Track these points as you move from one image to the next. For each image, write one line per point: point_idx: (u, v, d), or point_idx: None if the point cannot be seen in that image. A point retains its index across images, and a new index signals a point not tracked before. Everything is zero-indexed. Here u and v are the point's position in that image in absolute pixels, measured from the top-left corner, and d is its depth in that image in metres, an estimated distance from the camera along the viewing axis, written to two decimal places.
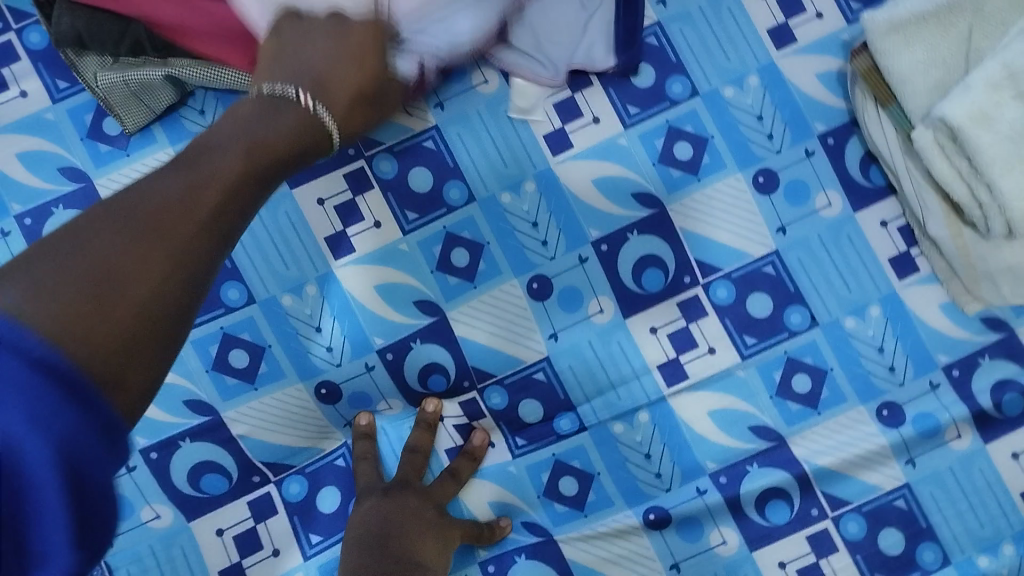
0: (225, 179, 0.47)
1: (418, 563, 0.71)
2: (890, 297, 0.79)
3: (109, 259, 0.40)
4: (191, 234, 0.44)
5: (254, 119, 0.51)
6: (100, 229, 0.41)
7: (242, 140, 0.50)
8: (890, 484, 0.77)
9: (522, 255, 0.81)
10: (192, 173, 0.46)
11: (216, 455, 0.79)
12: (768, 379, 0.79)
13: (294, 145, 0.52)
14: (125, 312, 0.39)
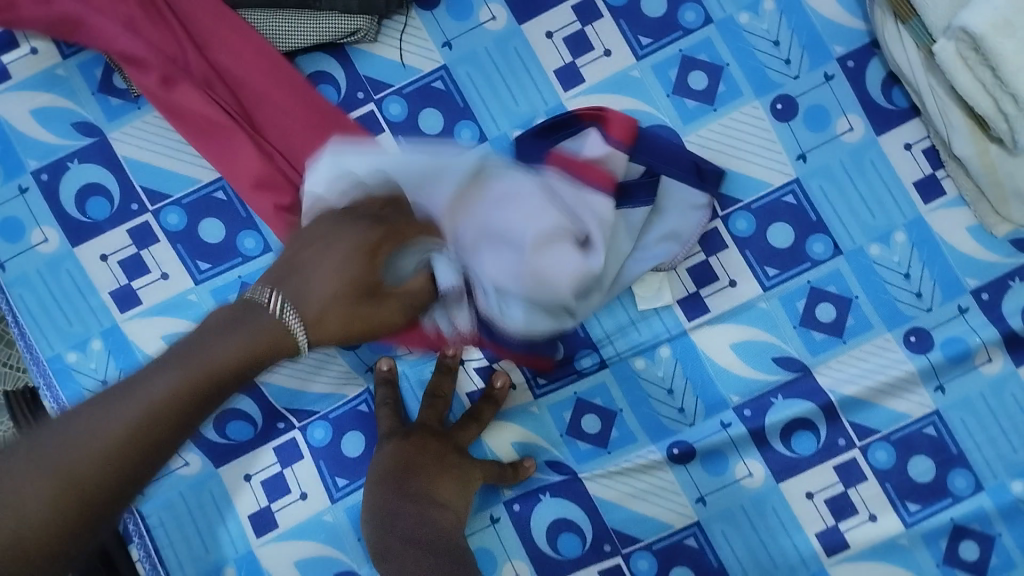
0: (172, 414, 0.52)
1: (437, 501, 0.71)
2: (916, 223, 0.77)
3: (67, 442, 0.49)
4: (118, 453, 0.50)
5: (228, 327, 0.55)
6: (37, 449, 0.49)
7: (193, 351, 0.54)
8: (919, 411, 0.76)
9: None
10: (140, 399, 0.51)
11: (239, 402, 0.80)
12: (792, 310, 0.78)
13: (250, 366, 0.55)
14: (47, 505, 0.48)
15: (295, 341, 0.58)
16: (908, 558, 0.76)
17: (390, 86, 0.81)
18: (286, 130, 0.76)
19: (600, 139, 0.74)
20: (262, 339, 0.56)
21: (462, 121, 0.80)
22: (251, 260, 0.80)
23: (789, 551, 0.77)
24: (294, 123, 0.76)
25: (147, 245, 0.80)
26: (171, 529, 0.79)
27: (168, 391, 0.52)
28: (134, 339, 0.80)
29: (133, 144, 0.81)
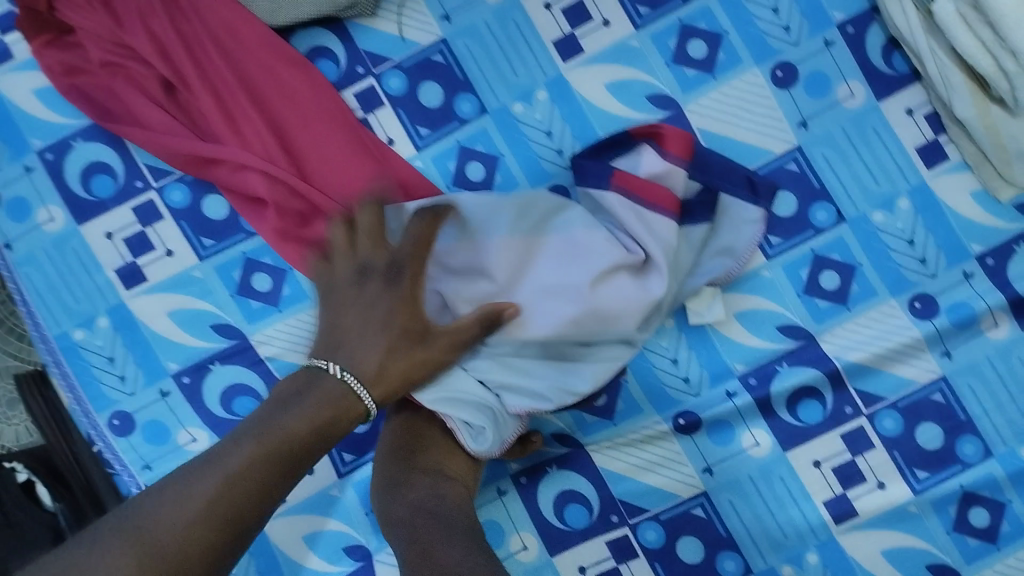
0: (273, 456, 0.57)
1: (442, 472, 0.71)
2: (920, 189, 0.77)
3: (176, 498, 0.54)
4: (196, 530, 0.52)
5: (294, 397, 0.61)
6: (122, 537, 0.51)
7: (269, 424, 0.59)
8: (926, 377, 0.76)
9: (538, 165, 0.80)
10: (234, 455, 0.57)
11: (246, 377, 0.79)
12: (796, 278, 0.78)
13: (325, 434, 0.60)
14: (129, 571, 0.50)
15: (359, 404, 0.63)
16: (917, 526, 0.75)
17: (390, 60, 0.81)
18: (296, 122, 0.78)
19: (656, 155, 0.75)
20: (329, 409, 0.61)
21: (462, 94, 0.81)
22: (254, 236, 0.80)
23: (797, 520, 0.76)
24: (341, 160, 0.79)
25: (151, 223, 0.81)
26: None
27: (248, 457, 0.57)
28: (140, 316, 0.80)
29: None
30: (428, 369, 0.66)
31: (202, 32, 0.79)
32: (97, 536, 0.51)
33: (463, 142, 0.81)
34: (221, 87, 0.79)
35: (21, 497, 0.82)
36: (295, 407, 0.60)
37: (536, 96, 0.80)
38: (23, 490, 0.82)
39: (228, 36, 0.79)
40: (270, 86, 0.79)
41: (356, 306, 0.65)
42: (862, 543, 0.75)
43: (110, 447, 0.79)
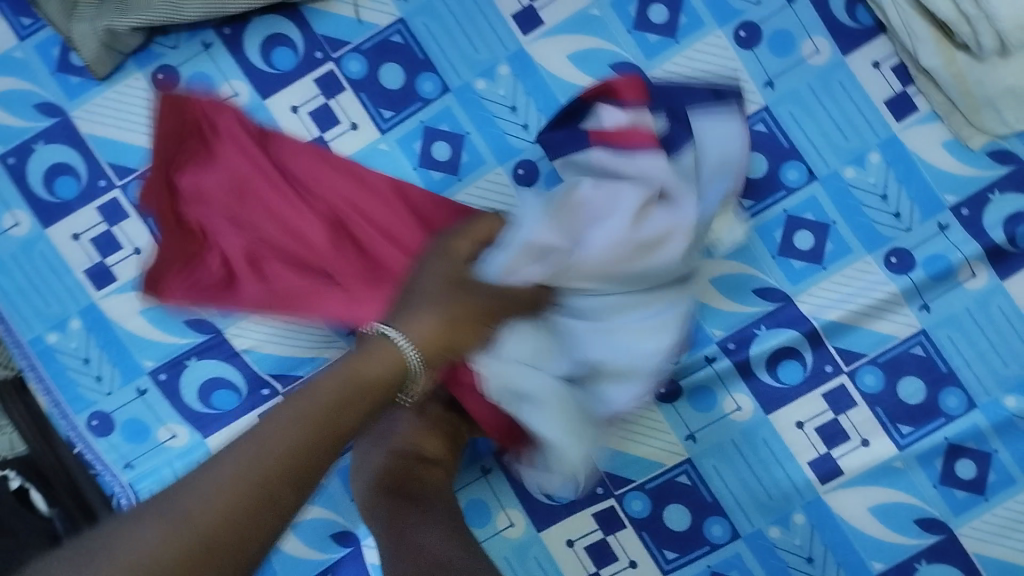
0: (314, 432, 0.54)
1: (425, 458, 0.72)
2: (890, 142, 0.76)
3: (243, 458, 0.51)
4: (228, 501, 0.49)
5: (370, 358, 0.59)
6: (153, 510, 0.48)
7: (311, 391, 0.56)
8: (906, 332, 0.75)
9: (504, 141, 0.79)
10: (271, 424, 0.53)
11: (222, 370, 0.79)
12: (770, 240, 0.77)
13: (387, 381, 0.60)
14: (159, 547, 0.47)
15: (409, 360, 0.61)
16: (904, 481, 0.75)
17: (347, 43, 0.80)
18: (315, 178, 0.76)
19: (616, 109, 0.68)
20: (392, 367, 0.60)
21: (423, 74, 0.80)
22: None
23: (783, 482, 0.76)
24: (384, 233, 0.75)
25: (117, 221, 0.80)
26: None
27: (286, 418, 0.54)
28: (111, 314, 0.80)
29: (95, 121, 0.80)
30: (477, 317, 0.64)
31: (237, 123, 0.77)
32: (128, 519, 0.48)
33: (427, 122, 0.80)
34: (255, 187, 0.75)
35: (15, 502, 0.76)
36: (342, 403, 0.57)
37: (498, 71, 0.79)
38: (17, 498, 0.77)
39: (257, 137, 0.77)
40: (294, 161, 0.77)
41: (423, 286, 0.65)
42: (849, 501, 0.75)
43: (90, 447, 0.79)
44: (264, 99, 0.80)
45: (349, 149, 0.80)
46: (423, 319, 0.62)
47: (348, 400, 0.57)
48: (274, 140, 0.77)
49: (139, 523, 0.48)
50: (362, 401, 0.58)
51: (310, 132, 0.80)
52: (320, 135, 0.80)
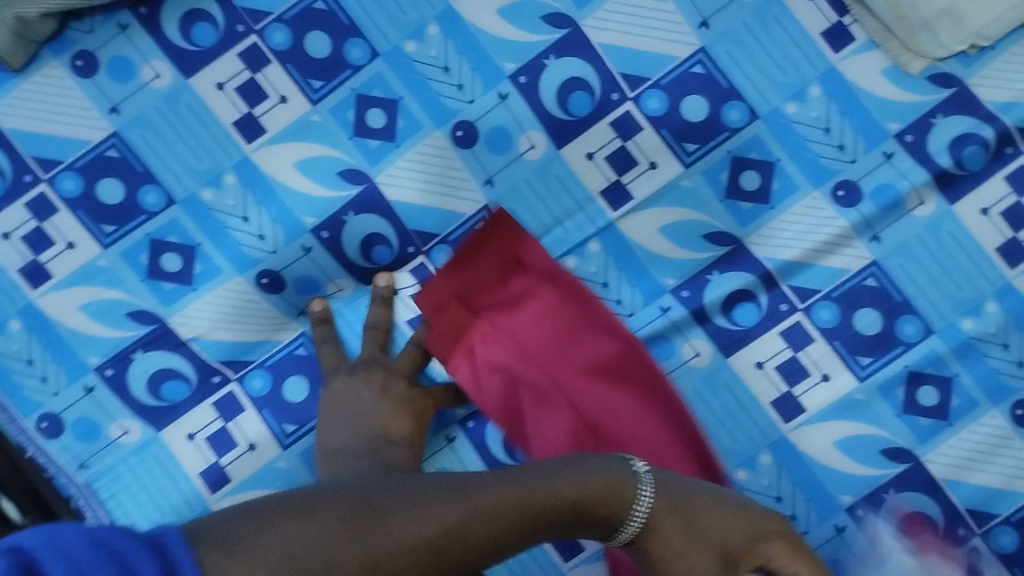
0: (476, 526, 0.56)
1: (390, 440, 0.73)
2: (830, 73, 0.75)
3: (375, 527, 0.52)
4: (402, 550, 0.52)
5: (567, 469, 0.61)
6: (284, 524, 0.50)
7: (526, 481, 0.59)
8: (858, 265, 0.75)
9: (440, 104, 0.77)
10: (385, 485, 0.56)
11: (171, 361, 0.78)
12: (717, 183, 0.76)
13: (579, 505, 0.60)
14: (319, 549, 0.50)
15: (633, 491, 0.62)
16: (866, 412, 0.75)
17: (270, 14, 0.77)
18: (568, 351, 0.76)
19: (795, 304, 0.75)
20: (599, 480, 0.61)
21: (350, 40, 0.77)
22: (156, 216, 0.77)
23: (747, 424, 0.76)
24: (570, 361, 0.76)
25: (47, 217, 0.77)
26: (123, 498, 0.77)
27: (470, 512, 0.56)
28: (51, 313, 0.78)
29: (12, 115, 0.77)
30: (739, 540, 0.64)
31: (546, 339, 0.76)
32: (248, 522, 0.49)
33: (359, 89, 0.77)
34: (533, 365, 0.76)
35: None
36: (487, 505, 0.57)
37: (428, 32, 0.77)
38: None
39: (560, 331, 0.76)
40: (564, 371, 0.76)
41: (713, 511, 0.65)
42: (813, 436, 0.75)
43: (42, 451, 0.78)
44: (187, 78, 0.77)
45: (281, 124, 0.77)
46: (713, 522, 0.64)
47: (520, 499, 0.59)
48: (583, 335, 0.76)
49: (311, 519, 0.51)
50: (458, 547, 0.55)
51: (238, 109, 0.77)
52: (249, 111, 0.77)
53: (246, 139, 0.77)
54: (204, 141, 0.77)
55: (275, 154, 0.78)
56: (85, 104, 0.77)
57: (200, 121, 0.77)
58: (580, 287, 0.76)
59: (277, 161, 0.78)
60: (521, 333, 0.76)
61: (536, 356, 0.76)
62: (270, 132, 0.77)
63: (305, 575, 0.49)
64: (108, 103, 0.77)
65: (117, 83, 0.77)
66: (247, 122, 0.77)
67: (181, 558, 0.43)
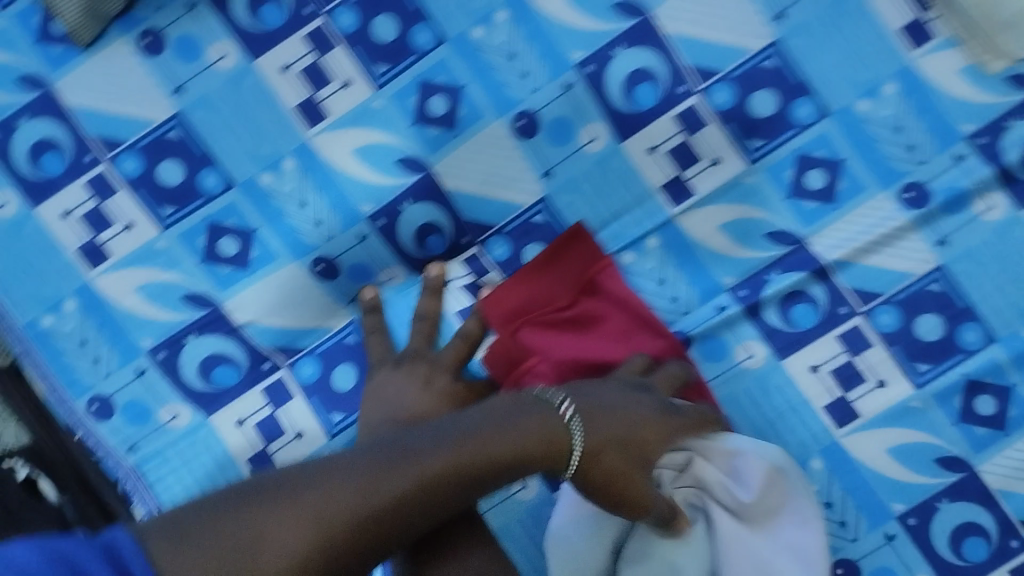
0: (426, 497, 0.54)
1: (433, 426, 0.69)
2: (905, 72, 0.73)
3: (332, 498, 0.51)
4: (365, 527, 0.51)
5: (512, 411, 0.60)
6: (269, 510, 0.49)
7: (481, 438, 0.57)
8: (922, 269, 0.73)
9: (503, 92, 0.76)
10: (336, 501, 0.51)
11: (221, 345, 0.78)
12: (781, 180, 0.74)
13: (519, 457, 0.58)
14: (280, 571, 0.48)
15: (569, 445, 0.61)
16: (922, 420, 0.73)
17: None
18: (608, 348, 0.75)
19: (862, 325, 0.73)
20: (545, 438, 0.59)
21: (417, 25, 0.76)
22: (214, 199, 0.77)
23: (800, 428, 0.74)
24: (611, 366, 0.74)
25: (106, 196, 0.77)
26: (168, 480, 0.77)
27: (444, 467, 0.55)
28: (106, 292, 0.78)
29: (79, 93, 0.77)
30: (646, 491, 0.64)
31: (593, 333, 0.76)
32: (162, 544, 0.46)
33: (423, 76, 0.76)
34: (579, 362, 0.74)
35: (23, 493, 0.83)
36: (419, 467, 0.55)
37: (495, 18, 0.76)
38: (24, 487, 0.84)
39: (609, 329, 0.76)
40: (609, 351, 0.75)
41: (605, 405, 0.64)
42: (866, 442, 0.73)
43: (92, 433, 0.78)
44: (252, 60, 0.77)
45: (345, 107, 0.77)
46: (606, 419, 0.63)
47: (462, 474, 0.56)
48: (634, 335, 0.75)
49: (264, 514, 0.49)
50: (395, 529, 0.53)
51: (303, 92, 0.77)
52: (314, 94, 0.77)
53: (307, 123, 0.77)
54: (265, 125, 0.77)
55: (335, 139, 0.77)
56: (150, 84, 0.77)
57: (262, 103, 0.77)
58: (652, 318, 0.75)
59: (337, 147, 0.77)
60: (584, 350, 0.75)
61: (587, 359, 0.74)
62: (332, 117, 0.77)
63: None
64: (172, 84, 0.77)
65: (182, 63, 0.77)
66: (310, 106, 0.77)
67: (132, 561, 0.44)
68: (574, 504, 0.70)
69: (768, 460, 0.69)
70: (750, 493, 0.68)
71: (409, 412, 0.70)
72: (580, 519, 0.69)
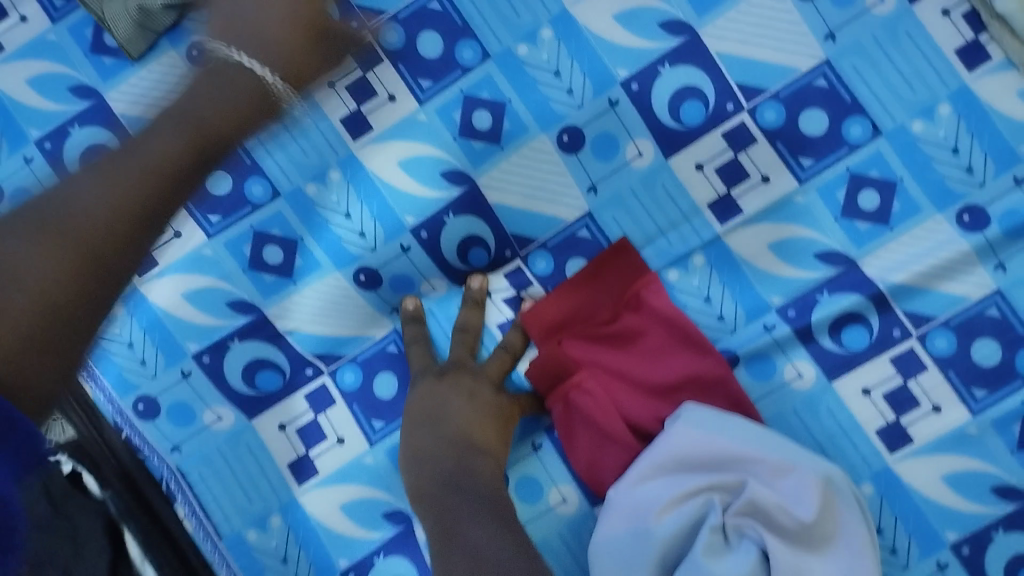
0: (159, 165, 0.59)
1: (474, 444, 0.69)
2: (960, 92, 0.71)
3: (73, 200, 0.54)
4: (150, 193, 0.56)
5: (218, 88, 0.65)
6: (38, 232, 0.51)
7: (200, 115, 0.63)
8: (980, 293, 0.71)
9: (548, 107, 0.76)
10: (109, 196, 0.54)
11: (267, 352, 0.78)
12: (832, 200, 0.73)
13: (227, 137, 0.64)
14: (51, 280, 0.50)
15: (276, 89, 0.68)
16: (977, 448, 0.71)
17: (383, 13, 0.77)
18: (656, 370, 0.74)
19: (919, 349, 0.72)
20: (239, 115, 0.65)
21: (462, 41, 0.76)
22: (260, 208, 0.78)
23: (848, 451, 0.73)
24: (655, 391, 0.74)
25: None
26: (213, 483, 0.78)
27: (168, 140, 0.61)
28: (153, 297, 0.79)
29: (131, 104, 0.79)
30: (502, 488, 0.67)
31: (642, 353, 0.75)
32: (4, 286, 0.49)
33: (467, 90, 0.77)
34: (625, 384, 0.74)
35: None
36: (198, 112, 0.63)
37: (541, 35, 0.76)
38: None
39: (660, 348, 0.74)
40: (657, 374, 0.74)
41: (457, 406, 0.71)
42: (919, 469, 0.71)
43: (137, 432, 0.79)
44: None
45: (387, 122, 0.77)
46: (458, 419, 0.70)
47: (202, 152, 0.62)
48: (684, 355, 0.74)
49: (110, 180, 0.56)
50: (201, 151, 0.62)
51: (346, 106, 0.77)
52: (357, 108, 0.77)
53: (351, 136, 0.77)
54: (312, 136, 0.78)
55: (379, 151, 0.77)
56: None
57: (309, 115, 0.78)
58: (697, 335, 0.73)
59: (382, 159, 0.77)
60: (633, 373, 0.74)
61: (634, 382, 0.74)
62: (377, 130, 0.77)
63: (67, 281, 0.50)
64: None
65: None
66: (354, 119, 0.77)
67: None
68: (621, 495, 0.67)
69: (821, 470, 0.65)
70: (810, 510, 0.63)
71: (459, 428, 0.69)
72: (620, 516, 0.66)
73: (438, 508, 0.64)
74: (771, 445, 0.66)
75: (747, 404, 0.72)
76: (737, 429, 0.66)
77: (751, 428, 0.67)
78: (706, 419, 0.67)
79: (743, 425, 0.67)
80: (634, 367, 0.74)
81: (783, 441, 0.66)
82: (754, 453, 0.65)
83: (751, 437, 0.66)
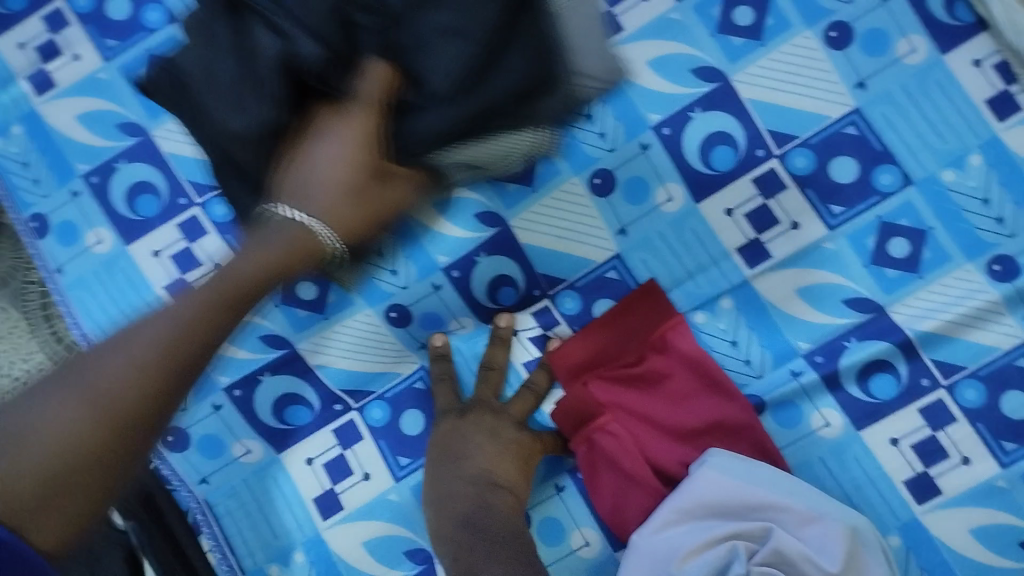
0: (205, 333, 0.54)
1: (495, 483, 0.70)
2: (992, 142, 0.72)
3: (177, 316, 0.52)
4: (191, 341, 0.52)
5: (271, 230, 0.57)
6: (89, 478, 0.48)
7: (270, 239, 0.57)
8: (1008, 342, 0.71)
9: (581, 150, 0.77)
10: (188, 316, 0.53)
11: (297, 387, 0.80)
12: (861, 248, 0.73)
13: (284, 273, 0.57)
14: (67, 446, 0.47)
15: (319, 241, 0.58)
16: (1008, 501, 0.70)
17: None
18: (680, 413, 0.74)
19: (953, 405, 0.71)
20: (307, 226, 0.58)
21: None
22: None
23: (877, 503, 0.72)
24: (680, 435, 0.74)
25: (196, 237, 0.81)
26: (239, 517, 0.79)
27: (206, 305, 0.54)
28: None
29: (176, 140, 0.82)
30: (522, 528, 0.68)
31: (666, 396, 0.75)
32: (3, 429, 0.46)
33: None
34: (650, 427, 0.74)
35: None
36: (264, 234, 0.57)
37: None
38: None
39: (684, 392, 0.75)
40: (680, 417, 0.74)
41: (472, 442, 0.72)
42: (948, 523, 0.71)
43: (167, 462, 0.80)
44: None
45: None
46: (473, 454, 0.71)
47: (241, 296, 0.56)
48: (708, 400, 0.74)
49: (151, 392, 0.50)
50: (315, 241, 0.58)
51: None
52: None
53: None
54: None
55: None
56: None
57: None
58: (724, 379, 0.74)
59: None
60: (657, 417, 0.74)
61: (657, 425, 0.74)
62: None
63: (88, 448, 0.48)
64: None
65: None
66: None
67: None
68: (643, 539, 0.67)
69: (848, 521, 0.65)
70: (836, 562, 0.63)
71: (476, 462, 0.71)
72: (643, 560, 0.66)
73: (455, 549, 0.65)
74: (797, 494, 0.66)
75: (775, 453, 0.72)
76: (763, 477, 0.67)
77: (776, 477, 0.67)
78: (730, 465, 0.68)
79: (767, 473, 0.68)
80: (659, 411, 0.75)
81: (810, 491, 0.67)
82: (778, 502, 0.66)
83: (777, 486, 0.67)
